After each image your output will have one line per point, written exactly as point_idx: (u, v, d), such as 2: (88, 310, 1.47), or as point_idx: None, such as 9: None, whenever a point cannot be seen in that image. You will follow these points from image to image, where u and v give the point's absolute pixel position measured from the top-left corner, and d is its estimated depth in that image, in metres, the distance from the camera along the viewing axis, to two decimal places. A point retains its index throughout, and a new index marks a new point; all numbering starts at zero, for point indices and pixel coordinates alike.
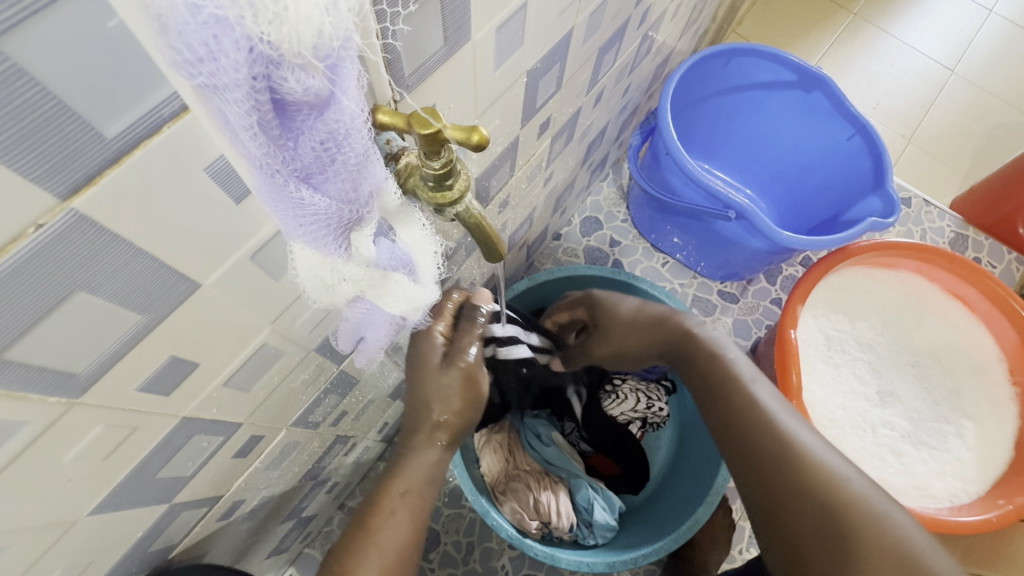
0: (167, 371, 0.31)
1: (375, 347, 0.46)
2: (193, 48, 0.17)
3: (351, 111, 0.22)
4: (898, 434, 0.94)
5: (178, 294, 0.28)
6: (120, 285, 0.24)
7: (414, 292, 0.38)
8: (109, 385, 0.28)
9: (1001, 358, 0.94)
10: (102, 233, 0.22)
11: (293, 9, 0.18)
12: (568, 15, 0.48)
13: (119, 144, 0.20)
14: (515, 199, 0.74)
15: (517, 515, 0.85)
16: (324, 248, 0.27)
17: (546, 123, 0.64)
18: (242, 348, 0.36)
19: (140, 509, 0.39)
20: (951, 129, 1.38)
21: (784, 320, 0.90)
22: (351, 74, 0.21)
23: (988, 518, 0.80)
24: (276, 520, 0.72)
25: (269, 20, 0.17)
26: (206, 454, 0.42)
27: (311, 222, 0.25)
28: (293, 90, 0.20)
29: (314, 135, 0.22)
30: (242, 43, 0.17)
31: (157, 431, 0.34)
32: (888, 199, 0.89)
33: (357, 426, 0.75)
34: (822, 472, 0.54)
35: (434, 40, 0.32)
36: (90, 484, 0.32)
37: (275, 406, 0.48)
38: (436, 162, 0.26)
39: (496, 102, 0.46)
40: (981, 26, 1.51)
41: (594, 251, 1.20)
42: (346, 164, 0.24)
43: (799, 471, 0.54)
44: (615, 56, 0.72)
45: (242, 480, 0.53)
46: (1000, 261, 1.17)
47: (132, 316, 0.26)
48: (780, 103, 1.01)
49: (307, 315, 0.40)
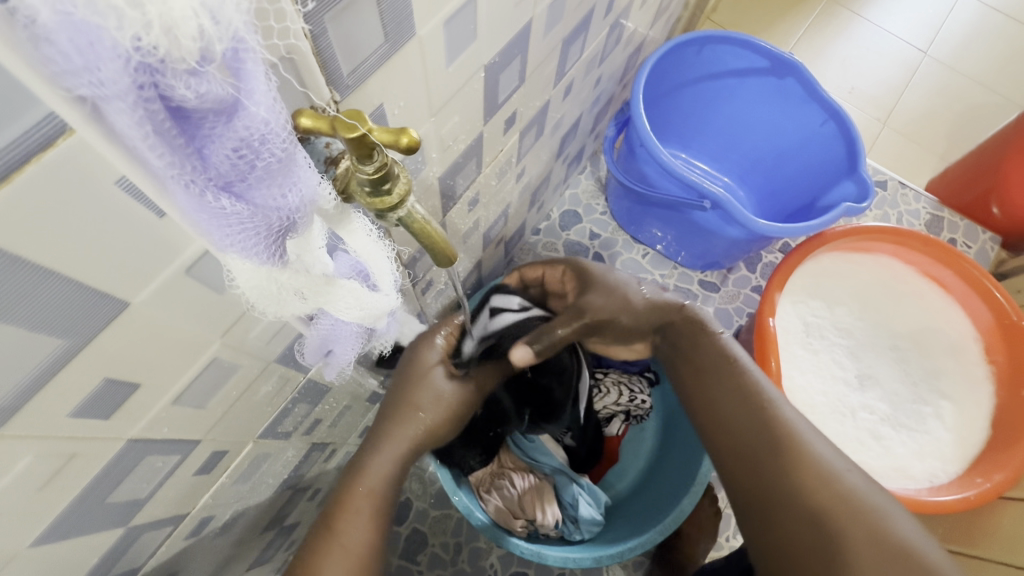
0: (104, 394, 0.30)
1: (344, 360, 0.46)
2: (68, 56, 0.16)
3: (264, 116, 0.21)
4: (878, 417, 0.94)
5: (105, 315, 0.26)
6: (32, 310, 0.23)
7: (372, 300, 0.37)
8: (35, 414, 0.26)
9: (977, 336, 0.95)
10: (0, 257, 0.20)
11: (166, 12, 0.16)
12: (525, 6, 0.47)
13: (8, 161, 0.18)
14: (486, 197, 0.73)
15: (502, 514, 0.85)
16: (259, 258, 0.26)
17: (513, 118, 0.63)
18: (190, 365, 0.35)
19: (92, 534, 0.38)
20: (926, 111, 1.39)
21: (762, 308, 0.90)
22: (257, 75, 0.20)
23: (966, 497, 0.81)
24: (254, 532, 0.71)
25: (138, 24, 0.16)
26: (163, 473, 0.41)
27: (238, 231, 0.24)
28: (187, 97, 0.18)
29: (224, 143, 0.21)
30: (119, 51, 0.16)
31: (101, 456, 0.33)
32: (861, 182, 0.89)
33: (334, 433, 0.74)
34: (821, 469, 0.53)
35: (374, 37, 0.31)
36: (30, 514, 0.31)
37: (237, 420, 0.46)
38: (370, 167, 0.25)
39: (452, 99, 0.45)
40: (953, 8, 1.52)
41: (574, 245, 1.19)
42: (266, 170, 0.22)
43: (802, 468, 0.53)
44: (582, 46, 0.71)
45: (209, 496, 0.51)
46: (975, 241, 1.18)
47: (52, 340, 0.24)
48: (753, 89, 1.01)
49: (262, 327, 0.39)
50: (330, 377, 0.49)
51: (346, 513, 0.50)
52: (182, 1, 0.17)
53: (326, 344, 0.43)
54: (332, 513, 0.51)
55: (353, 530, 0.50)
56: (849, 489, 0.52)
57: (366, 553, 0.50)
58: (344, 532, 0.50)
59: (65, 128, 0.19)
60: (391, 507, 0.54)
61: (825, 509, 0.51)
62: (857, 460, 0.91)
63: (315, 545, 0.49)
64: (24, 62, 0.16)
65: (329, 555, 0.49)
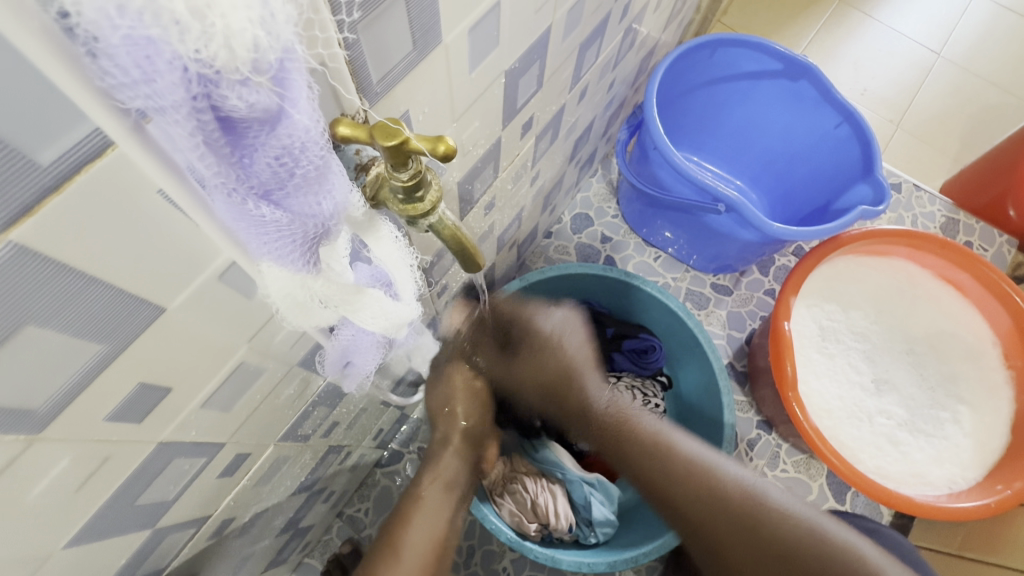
0: (138, 398, 0.30)
1: (363, 370, 0.46)
2: (127, 70, 0.16)
3: (306, 125, 0.21)
4: (895, 422, 0.93)
5: (141, 320, 0.26)
6: (75, 316, 0.23)
7: (395, 310, 0.36)
8: (74, 418, 0.27)
9: (995, 341, 0.94)
10: (48, 264, 0.20)
11: (221, 24, 0.17)
12: (545, 13, 0.47)
13: (57, 171, 0.19)
14: (501, 200, 0.73)
15: (517, 517, 0.83)
16: (293, 264, 0.26)
17: (529, 122, 0.63)
18: (218, 369, 0.35)
19: (123, 535, 0.38)
20: (940, 113, 1.38)
21: (778, 312, 0.89)
22: (299, 86, 0.20)
23: (986, 504, 0.80)
24: (269, 534, 0.71)
25: (198, 37, 0.16)
26: (189, 476, 0.41)
27: (275, 238, 0.24)
28: (237, 106, 0.19)
29: (267, 152, 0.21)
30: (175, 63, 0.17)
31: (133, 458, 0.33)
32: (878, 185, 0.88)
33: (350, 435, 0.74)
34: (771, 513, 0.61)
35: (402, 44, 0.31)
36: (65, 515, 0.31)
37: (260, 423, 0.47)
38: (404, 174, 0.25)
39: (474, 104, 0.45)
40: (967, 8, 1.51)
41: (586, 248, 1.19)
42: (304, 178, 0.23)
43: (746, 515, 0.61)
44: (597, 51, 0.71)
45: (231, 498, 0.52)
46: (991, 244, 1.17)
47: (92, 345, 0.25)
48: (766, 93, 1.01)
49: (286, 332, 0.39)
50: (347, 388, 0.49)
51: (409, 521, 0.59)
52: (239, 12, 0.17)
53: (346, 355, 0.43)
54: (394, 525, 0.59)
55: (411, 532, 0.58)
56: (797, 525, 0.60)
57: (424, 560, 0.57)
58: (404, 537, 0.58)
59: (107, 143, 0.19)
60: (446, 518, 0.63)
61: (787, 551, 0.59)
62: (874, 466, 0.90)
63: (380, 554, 0.56)
64: (77, 81, 0.16)
65: (387, 559, 0.56)
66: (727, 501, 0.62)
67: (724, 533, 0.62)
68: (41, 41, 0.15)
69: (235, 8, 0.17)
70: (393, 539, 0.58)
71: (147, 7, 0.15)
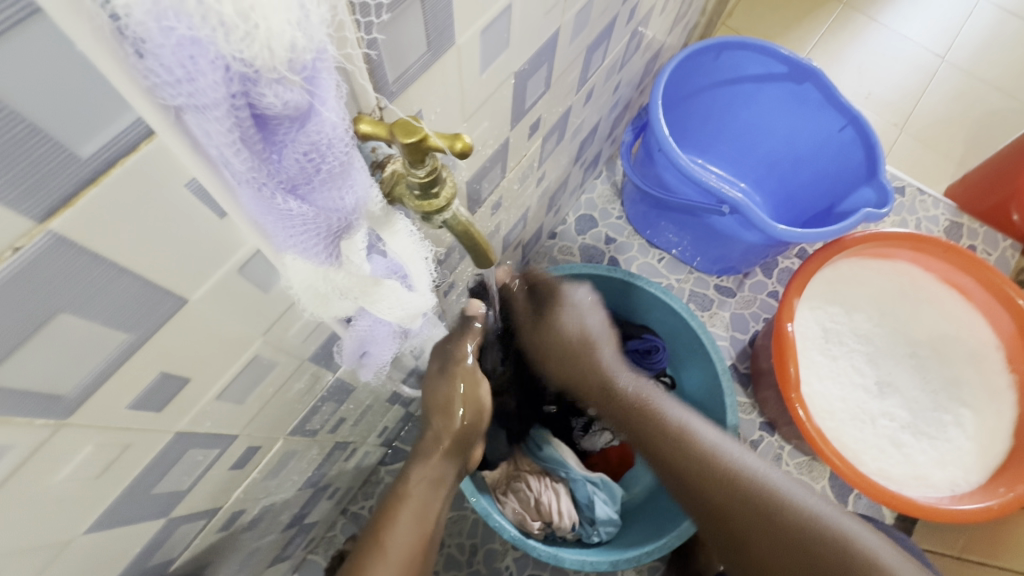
0: (158, 388, 0.31)
1: (379, 360, 0.47)
2: (172, 69, 0.17)
3: (333, 122, 0.22)
4: (898, 424, 0.94)
5: (165, 311, 0.27)
6: (104, 306, 0.24)
7: (410, 300, 0.37)
8: (98, 405, 0.28)
9: (998, 345, 0.94)
10: (82, 254, 0.21)
11: (263, 26, 0.18)
12: (554, 15, 0.48)
13: (96, 162, 0.19)
14: (507, 200, 0.74)
15: (519, 515, 0.85)
16: (316, 258, 0.27)
17: (537, 123, 0.64)
18: (234, 361, 0.36)
19: (138, 524, 0.39)
20: (944, 117, 1.38)
21: (781, 313, 0.89)
22: (329, 84, 0.21)
23: (989, 506, 0.80)
24: (276, 529, 0.72)
25: (241, 38, 0.17)
26: (202, 467, 0.42)
27: (300, 232, 0.25)
28: (272, 104, 0.20)
29: (297, 148, 0.22)
30: (217, 63, 0.17)
31: (151, 447, 0.34)
32: (881, 188, 0.88)
33: (356, 432, 0.75)
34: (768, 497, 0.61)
35: (417, 45, 0.32)
36: (84, 502, 0.32)
37: (271, 416, 0.47)
38: (421, 170, 0.26)
39: (484, 105, 0.46)
40: (971, 13, 1.51)
41: (590, 249, 1.20)
42: (330, 173, 0.24)
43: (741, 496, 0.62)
44: (604, 53, 0.72)
45: (241, 491, 0.52)
46: (995, 248, 1.18)
47: (118, 334, 0.26)
48: (770, 96, 1.01)
49: (299, 325, 0.40)
50: (364, 377, 0.50)
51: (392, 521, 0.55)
52: (279, 14, 0.18)
53: (363, 345, 0.44)
54: (379, 523, 0.56)
55: (395, 535, 0.54)
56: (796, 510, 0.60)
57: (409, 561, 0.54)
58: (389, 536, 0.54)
59: (148, 133, 0.20)
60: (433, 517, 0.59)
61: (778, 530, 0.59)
62: (876, 468, 0.90)
63: (366, 551, 0.53)
64: (123, 72, 0.17)
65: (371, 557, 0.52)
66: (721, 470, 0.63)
67: (718, 499, 0.63)
68: (95, 30, 0.16)
69: (276, 11, 0.18)
70: (379, 538, 0.54)
71: (197, 10, 0.16)
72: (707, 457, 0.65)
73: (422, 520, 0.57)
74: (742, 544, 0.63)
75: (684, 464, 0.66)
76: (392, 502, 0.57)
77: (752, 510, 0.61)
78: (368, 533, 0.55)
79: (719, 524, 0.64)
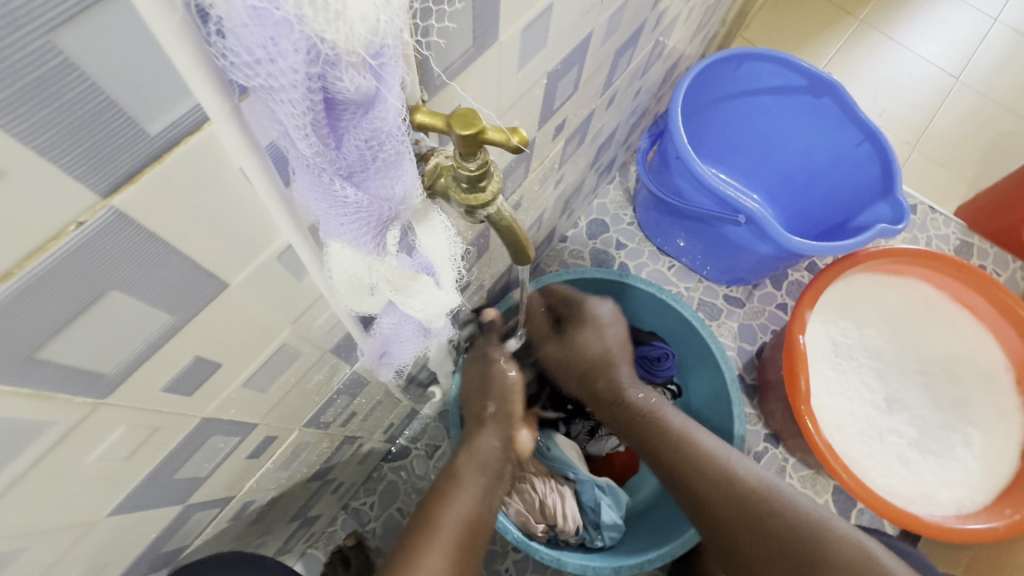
0: (192, 371, 0.31)
1: (401, 360, 0.46)
2: (252, 49, 0.17)
3: (396, 111, 0.22)
4: (906, 441, 0.94)
5: (207, 293, 0.27)
6: (151, 286, 0.24)
7: (438, 297, 0.36)
8: (134, 387, 0.27)
9: (1007, 366, 0.94)
10: (140, 232, 0.21)
11: (352, 8, 0.17)
12: (589, 18, 0.48)
13: (163, 139, 0.19)
14: (527, 201, 0.74)
15: (523, 517, 0.84)
16: (364, 247, 0.27)
17: (562, 125, 0.64)
18: (263, 348, 0.36)
19: (157, 509, 0.39)
20: (957, 136, 1.38)
21: (793, 325, 0.89)
22: (395, 72, 0.21)
23: (995, 527, 0.80)
24: (282, 519, 0.71)
25: (328, 20, 0.17)
26: (222, 454, 0.42)
27: (352, 220, 0.25)
28: (345, 88, 0.20)
29: (358, 135, 0.22)
30: (300, 45, 0.17)
31: (179, 431, 0.34)
32: (896, 205, 0.89)
33: (365, 427, 0.75)
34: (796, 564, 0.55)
35: (464, 39, 0.32)
36: (112, 484, 0.32)
37: (290, 407, 0.47)
38: (472, 163, 0.26)
39: (516, 103, 0.46)
40: (985, 35, 1.52)
41: (601, 253, 1.20)
42: (385, 162, 0.24)
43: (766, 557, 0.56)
44: (629, 58, 0.72)
45: (253, 482, 0.52)
46: (1005, 269, 1.18)
47: (161, 316, 0.25)
48: (788, 108, 1.01)
49: (326, 315, 0.40)
50: (382, 378, 0.49)
51: (448, 500, 0.54)
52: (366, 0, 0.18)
53: (386, 344, 0.43)
54: (430, 503, 0.54)
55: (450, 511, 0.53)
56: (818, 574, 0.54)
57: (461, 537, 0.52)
58: (442, 515, 0.52)
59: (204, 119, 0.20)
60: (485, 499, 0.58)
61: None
62: (883, 484, 0.90)
63: (417, 530, 0.51)
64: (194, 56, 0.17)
65: (424, 531, 0.51)
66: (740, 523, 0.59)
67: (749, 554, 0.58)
68: (180, 22, 0.16)
69: None
70: (430, 518, 0.52)
71: None
72: (727, 471, 0.63)
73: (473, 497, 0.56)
74: None
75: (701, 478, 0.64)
76: (441, 485, 0.56)
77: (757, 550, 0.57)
78: (418, 517, 0.53)
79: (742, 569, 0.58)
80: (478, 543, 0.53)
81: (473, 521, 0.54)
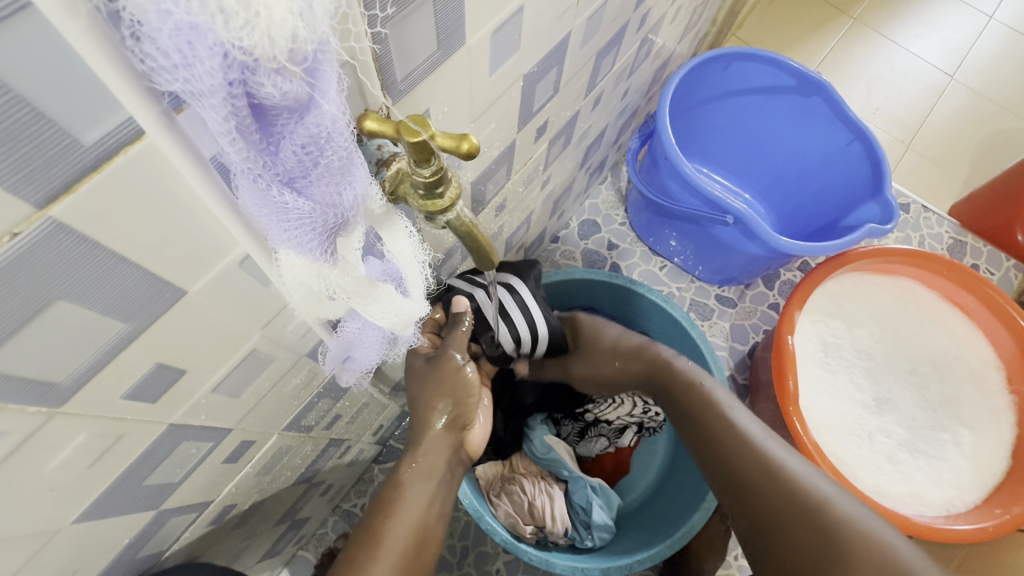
0: (154, 378, 0.31)
1: (363, 365, 0.45)
2: (168, 54, 0.17)
3: (333, 116, 0.22)
4: (895, 441, 0.93)
5: (164, 301, 0.27)
6: (101, 295, 0.24)
7: (405, 306, 0.36)
8: (92, 394, 0.27)
9: (999, 365, 0.93)
10: (83, 241, 0.21)
11: (265, 13, 0.17)
12: (566, 19, 0.48)
13: (98, 151, 0.19)
14: (512, 203, 0.74)
15: (511, 518, 0.84)
16: (311, 253, 0.27)
17: (544, 127, 0.63)
18: (230, 355, 0.35)
19: (128, 515, 0.39)
20: (951, 135, 1.38)
21: (782, 326, 0.89)
22: (330, 78, 0.21)
23: (983, 527, 0.80)
24: (268, 523, 0.71)
25: (243, 25, 0.17)
26: (196, 460, 0.42)
27: (295, 226, 0.25)
28: (271, 94, 0.20)
29: (295, 140, 0.22)
30: (216, 50, 0.17)
31: (145, 438, 0.34)
32: (885, 205, 0.89)
33: (351, 429, 0.75)
34: (809, 495, 0.56)
35: (427, 44, 0.32)
36: (76, 491, 0.32)
37: (267, 411, 0.47)
38: (426, 170, 0.26)
39: (492, 106, 0.46)
40: (981, 33, 1.51)
41: (592, 254, 1.20)
42: (328, 168, 0.24)
43: (789, 498, 0.56)
44: (614, 59, 0.71)
45: (233, 486, 0.52)
46: (998, 268, 1.17)
47: (116, 324, 0.25)
48: (777, 108, 1.01)
49: (298, 322, 0.39)
50: (345, 382, 0.48)
51: (394, 511, 0.53)
52: (282, 5, 0.18)
53: (348, 348, 0.43)
54: (377, 513, 0.54)
55: (395, 526, 0.52)
56: (839, 515, 0.54)
57: (407, 550, 0.52)
58: (388, 527, 0.52)
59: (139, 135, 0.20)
60: (434, 504, 0.57)
61: (827, 533, 0.53)
62: (873, 484, 0.89)
63: (360, 547, 0.51)
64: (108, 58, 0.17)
65: (369, 547, 0.51)
66: (765, 472, 0.59)
67: (767, 504, 0.57)
68: (86, 26, 0.16)
69: (280, 1, 0.18)
70: (375, 529, 0.52)
71: None
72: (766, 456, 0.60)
73: (421, 505, 0.55)
74: (771, 531, 0.56)
75: (740, 458, 0.61)
76: (389, 492, 0.55)
77: (780, 491, 0.57)
78: (365, 525, 0.53)
79: (760, 521, 0.57)
80: (424, 552, 0.54)
81: (419, 527, 0.54)
